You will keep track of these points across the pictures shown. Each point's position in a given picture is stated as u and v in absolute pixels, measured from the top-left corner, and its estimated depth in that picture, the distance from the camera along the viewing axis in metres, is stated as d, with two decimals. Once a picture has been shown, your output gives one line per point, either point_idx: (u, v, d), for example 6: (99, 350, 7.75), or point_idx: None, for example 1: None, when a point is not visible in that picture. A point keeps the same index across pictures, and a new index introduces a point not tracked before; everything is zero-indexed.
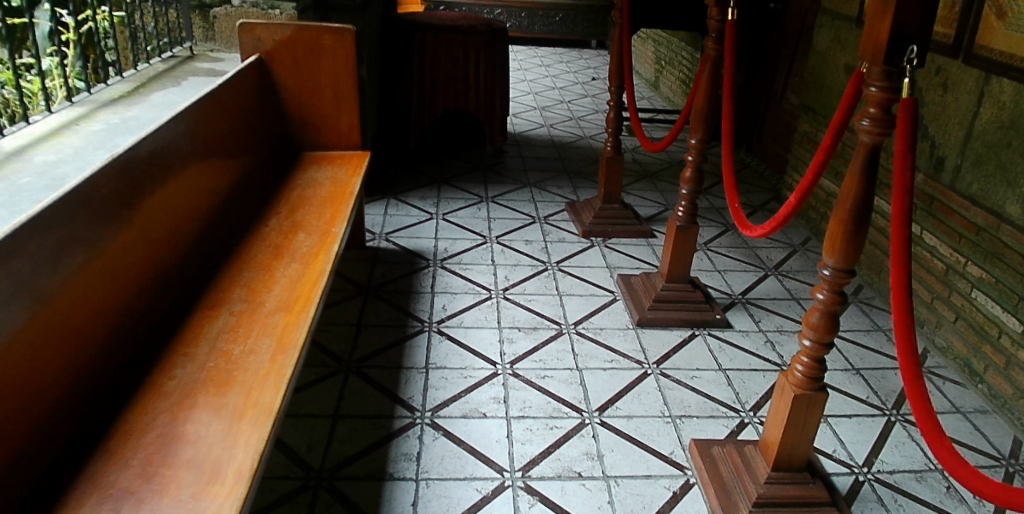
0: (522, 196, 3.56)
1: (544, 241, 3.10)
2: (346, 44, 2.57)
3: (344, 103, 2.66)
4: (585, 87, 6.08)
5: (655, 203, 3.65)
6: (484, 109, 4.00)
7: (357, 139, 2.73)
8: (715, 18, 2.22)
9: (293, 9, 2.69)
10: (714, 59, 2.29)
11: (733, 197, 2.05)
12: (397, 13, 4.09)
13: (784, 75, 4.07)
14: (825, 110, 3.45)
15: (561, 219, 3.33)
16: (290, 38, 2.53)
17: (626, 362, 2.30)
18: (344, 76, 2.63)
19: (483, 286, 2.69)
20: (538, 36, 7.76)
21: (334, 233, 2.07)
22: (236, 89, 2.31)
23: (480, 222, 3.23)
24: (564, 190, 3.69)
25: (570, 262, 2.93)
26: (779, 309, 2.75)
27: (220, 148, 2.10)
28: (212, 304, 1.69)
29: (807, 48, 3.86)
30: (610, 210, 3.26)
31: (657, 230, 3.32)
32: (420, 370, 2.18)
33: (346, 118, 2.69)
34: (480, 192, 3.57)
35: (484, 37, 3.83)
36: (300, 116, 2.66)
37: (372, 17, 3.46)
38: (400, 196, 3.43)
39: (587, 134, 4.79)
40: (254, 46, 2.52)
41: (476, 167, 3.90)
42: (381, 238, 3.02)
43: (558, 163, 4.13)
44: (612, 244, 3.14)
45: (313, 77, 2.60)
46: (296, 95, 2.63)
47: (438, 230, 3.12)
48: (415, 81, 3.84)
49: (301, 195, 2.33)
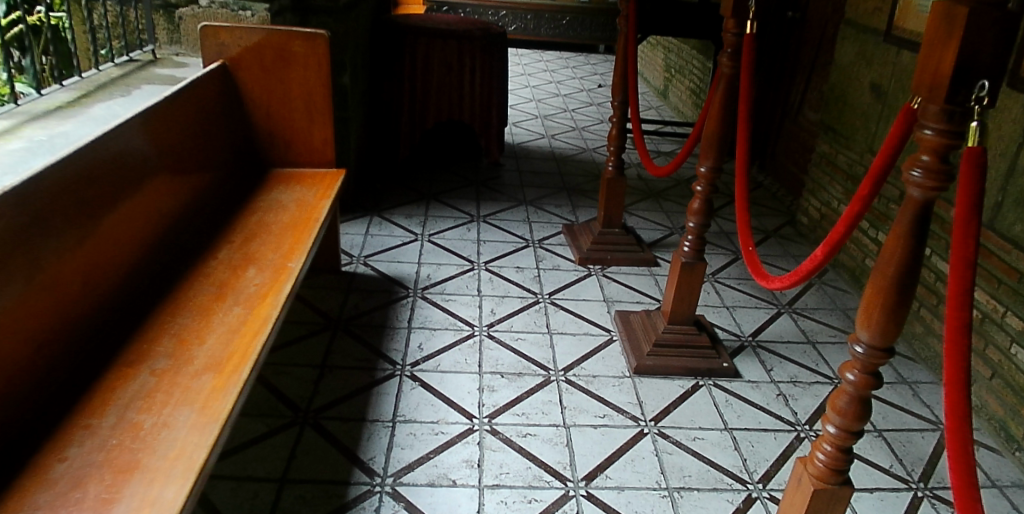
0: (517, 216, 3.31)
1: (537, 269, 2.84)
2: (319, 52, 2.32)
3: (318, 116, 2.42)
4: (590, 95, 5.82)
5: (659, 227, 3.39)
6: (479, 120, 3.75)
7: (331, 156, 2.49)
8: (732, 31, 1.96)
9: (266, 10, 2.49)
10: (730, 77, 2.02)
11: (748, 239, 1.81)
12: (389, 15, 3.85)
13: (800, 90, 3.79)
14: (846, 131, 3.18)
15: (557, 243, 3.08)
16: (258, 44, 2.28)
17: (620, 418, 2.04)
18: (318, 86, 2.39)
19: (465, 320, 2.44)
20: (544, 39, 7.52)
21: (289, 269, 1.82)
22: (192, 100, 2.07)
23: (468, 244, 2.98)
24: (562, 209, 3.44)
25: (564, 294, 2.68)
26: (793, 356, 2.48)
27: (166, 168, 1.86)
28: (132, 359, 1.44)
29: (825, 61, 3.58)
30: (610, 235, 3.00)
31: (661, 257, 3.06)
32: (385, 424, 1.93)
33: (320, 132, 2.45)
34: (471, 209, 3.32)
35: (482, 43, 3.58)
36: (269, 128, 2.42)
37: (358, 20, 3.22)
38: (384, 213, 3.19)
39: (590, 146, 4.53)
40: (218, 52, 2.28)
41: (469, 182, 3.65)
42: (358, 261, 2.77)
43: (557, 178, 3.87)
44: (611, 273, 2.88)
45: (283, 87, 2.36)
46: (265, 107, 2.39)
47: (422, 253, 2.87)
48: (406, 89, 3.59)
49: (259, 220, 2.08)
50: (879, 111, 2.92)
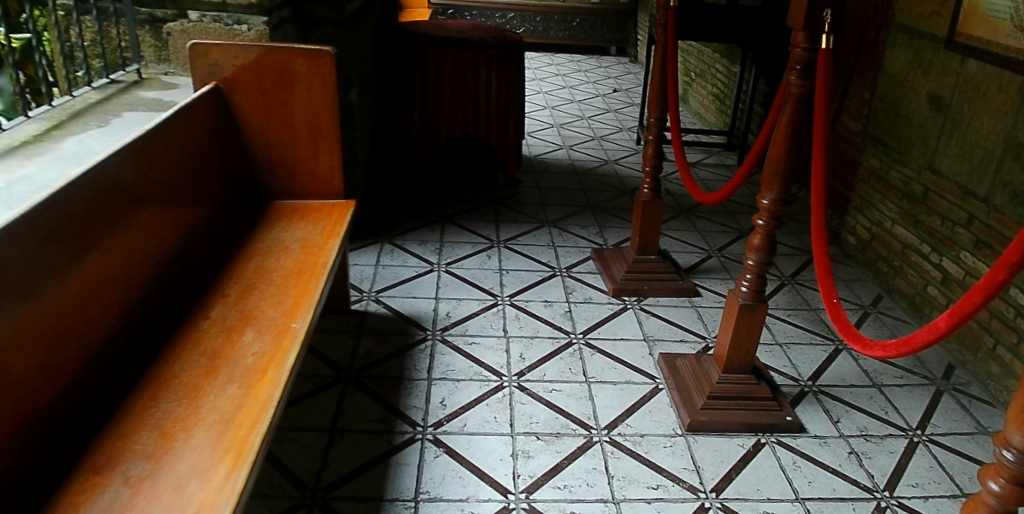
0: (540, 239, 3.05)
1: (567, 303, 2.57)
2: (324, 72, 2.06)
3: (323, 143, 2.16)
4: (606, 100, 5.55)
5: (694, 249, 3.11)
6: (496, 134, 3.48)
7: (339, 186, 2.22)
8: (801, 46, 1.69)
9: (265, 24, 2.26)
10: (798, 98, 1.75)
11: (831, 292, 1.65)
12: (397, 23, 3.60)
13: (838, 97, 3.51)
14: (899, 145, 2.90)
15: (587, 271, 2.81)
16: (255, 63, 2.02)
17: (676, 490, 1.77)
18: (322, 109, 2.12)
19: (492, 369, 2.17)
20: (554, 42, 7.30)
21: (292, 331, 1.57)
22: (181, 131, 1.81)
23: (490, 275, 2.71)
24: (588, 230, 3.17)
25: (599, 333, 2.41)
26: (860, 404, 2.21)
27: (150, 214, 1.60)
28: (103, 462, 1.19)
29: (866, 66, 3.30)
30: (645, 263, 2.72)
31: (701, 286, 2.79)
32: (407, 504, 1.66)
33: (326, 160, 2.18)
34: (491, 233, 3.06)
35: (497, 52, 3.32)
36: (268, 156, 2.16)
37: (364, 30, 2.96)
38: (395, 239, 2.93)
39: (612, 157, 4.26)
40: (210, 72, 2.02)
41: (486, 201, 3.38)
42: (370, 298, 2.51)
43: (580, 195, 3.60)
44: (649, 306, 2.61)
45: (283, 111, 2.10)
46: (263, 133, 2.13)
47: (440, 287, 2.60)
48: (417, 102, 3.33)
49: (258, 266, 1.83)
50: (941, 125, 2.64)
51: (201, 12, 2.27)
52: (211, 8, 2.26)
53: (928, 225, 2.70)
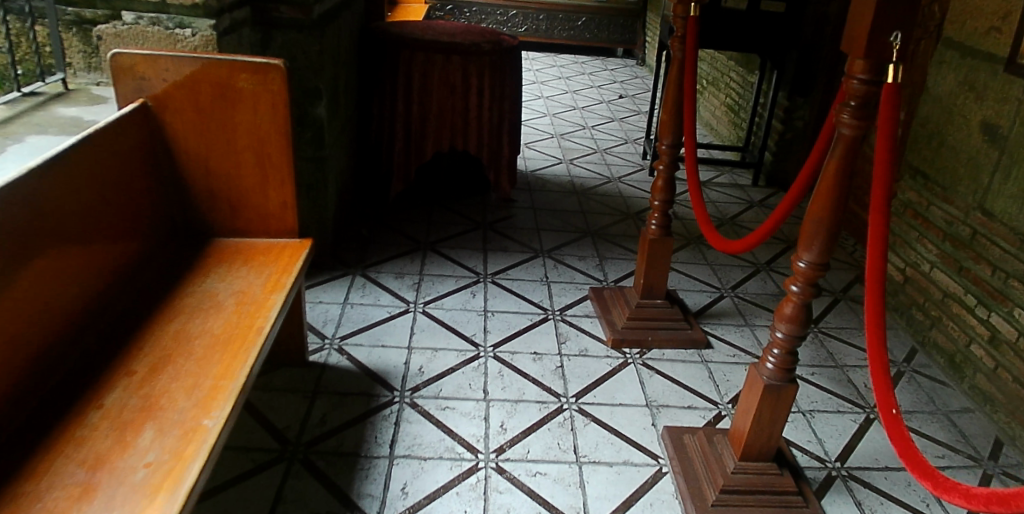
0: (532, 273, 2.72)
1: (559, 356, 2.24)
2: (273, 89, 1.72)
3: (273, 173, 1.81)
4: (611, 108, 5.21)
5: (705, 287, 2.78)
6: (488, 149, 3.16)
7: (293, 224, 1.88)
8: (857, 77, 1.35)
9: (212, 28, 1.95)
10: (851, 139, 1.42)
11: (888, 400, 1.32)
12: (381, 24, 3.27)
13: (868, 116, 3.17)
14: (941, 177, 2.57)
15: (584, 314, 2.48)
16: (191, 78, 1.69)
17: None
18: (272, 134, 1.77)
19: (466, 444, 1.84)
20: (558, 42, 6.97)
21: (201, 431, 1.23)
22: (91, 161, 1.47)
23: (472, 318, 2.38)
24: (587, 263, 2.84)
25: (594, 396, 2.08)
26: (898, 494, 1.89)
27: (37, 271, 1.27)
28: None
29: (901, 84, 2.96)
30: (650, 308, 2.39)
31: (712, 335, 2.46)
32: None
33: (277, 193, 1.84)
34: (478, 265, 2.73)
35: (491, 59, 2.99)
36: (208, 188, 1.83)
37: (340, 32, 2.64)
38: (369, 271, 2.60)
39: (615, 173, 3.92)
40: (138, 87, 1.69)
41: (475, 225, 3.06)
42: (332, 346, 2.18)
43: (579, 218, 3.27)
44: (653, 360, 2.28)
45: (225, 133, 1.76)
46: (201, 159, 1.79)
47: (414, 333, 2.27)
48: (400, 113, 3.01)
49: (178, 330, 1.50)
50: (995, 159, 2.30)
51: (137, 12, 1.95)
52: (150, 9, 1.95)
53: (975, 274, 2.36)
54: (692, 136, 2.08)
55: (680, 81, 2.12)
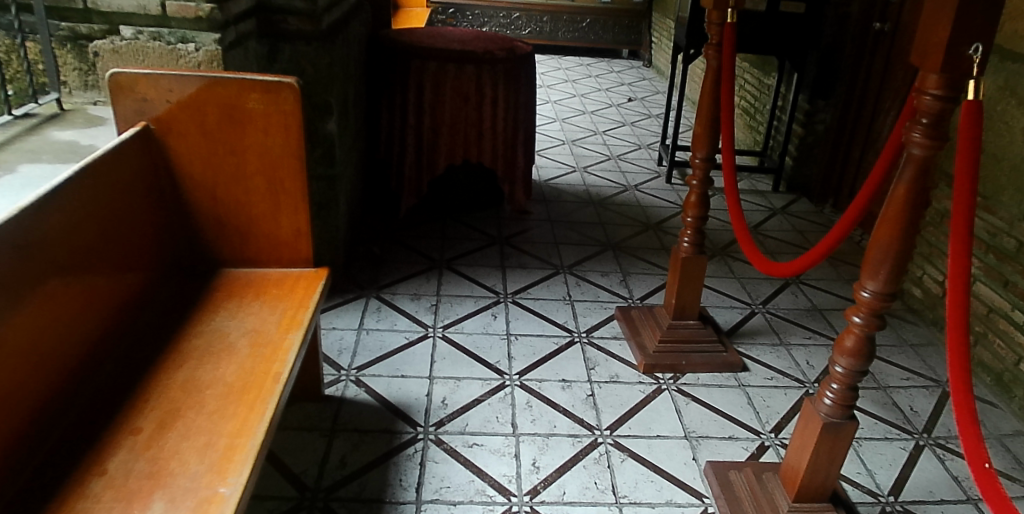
0: (554, 292, 2.59)
1: (589, 383, 2.12)
2: (286, 110, 1.59)
3: (285, 198, 1.69)
4: (621, 112, 5.08)
5: (735, 303, 2.66)
6: (502, 161, 3.03)
7: (307, 252, 1.75)
8: (930, 93, 1.21)
9: (216, 42, 1.84)
10: (923, 161, 1.28)
11: (978, 453, 1.19)
12: (387, 31, 3.14)
13: None
14: (983, 186, 2.44)
15: (611, 336, 2.35)
16: (195, 99, 1.57)
17: None
18: (283, 157, 1.64)
19: (497, 485, 1.72)
20: (562, 43, 6.85)
21: (218, 500, 1.11)
22: (89, 198, 1.35)
23: (495, 343, 2.26)
24: (610, 279, 2.72)
25: (629, 427, 1.95)
26: None
27: (29, 322, 1.15)
28: None
29: None
30: (682, 329, 2.26)
31: (747, 356, 2.34)
32: None
33: (289, 220, 1.71)
34: (497, 284, 2.61)
35: (505, 67, 2.86)
36: (216, 216, 1.70)
37: (347, 42, 2.51)
38: (384, 293, 2.48)
39: (631, 181, 3.80)
40: (138, 109, 1.57)
41: (490, 240, 2.93)
42: (349, 377, 2.05)
43: (598, 230, 3.15)
44: (688, 385, 2.16)
45: (233, 158, 1.64)
46: (207, 185, 1.67)
47: (435, 361, 2.14)
48: (410, 126, 2.89)
49: (189, 380, 1.38)
50: None
51: (136, 27, 1.83)
52: (151, 23, 1.83)
53: None
54: (729, 150, 1.96)
55: (717, 90, 2.00)
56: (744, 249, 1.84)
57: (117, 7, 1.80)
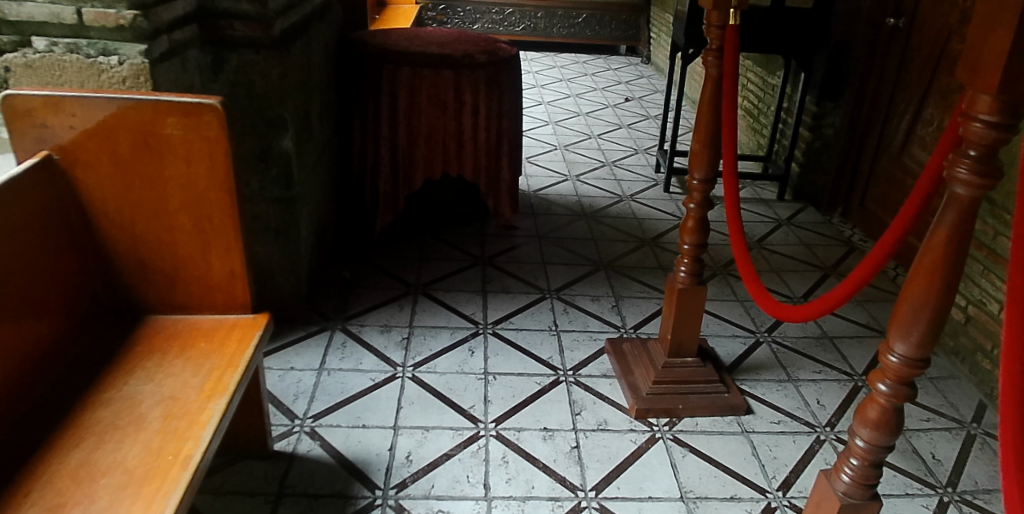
0: (540, 321, 2.36)
1: (575, 431, 1.89)
2: (209, 136, 1.36)
3: (214, 236, 1.45)
4: (618, 113, 4.83)
5: (738, 332, 2.42)
6: (485, 173, 2.80)
7: (243, 296, 1.52)
8: (981, 119, 0.97)
9: (143, 54, 1.61)
10: (969, 203, 1.04)
11: None
12: (360, 34, 2.91)
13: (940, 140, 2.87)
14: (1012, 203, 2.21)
15: (600, 375, 2.12)
16: (104, 125, 1.34)
17: None
18: (210, 190, 1.41)
19: None
20: (557, 40, 6.60)
21: None
22: None
23: (471, 385, 2.03)
24: (601, 305, 2.49)
25: (617, 488, 1.72)
26: None
27: None
28: None
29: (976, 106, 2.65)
30: (678, 368, 2.03)
31: (751, 396, 2.10)
32: None
33: (221, 261, 1.48)
34: (477, 312, 2.38)
35: (486, 72, 2.63)
36: (136, 257, 1.47)
37: (309, 47, 2.28)
38: (351, 325, 2.25)
39: (626, 190, 3.56)
40: (38, 136, 1.34)
41: (472, 260, 2.71)
42: (304, 429, 1.83)
43: (590, 247, 2.92)
44: (684, 433, 1.93)
45: (154, 191, 1.41)
46: (125, 222, 1.43)
47: (402, 409, 1.91)
48: (384, 137, 2.65)
49: (82, 464, 1.15)
50: None
51: (51, 38, 1.60)
52: (66, 33, 1.60)
53: None
54: (732, 170, 1.69)
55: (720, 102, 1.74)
56: (748, 287, 1.60)
57: (28, 15, 1.56)
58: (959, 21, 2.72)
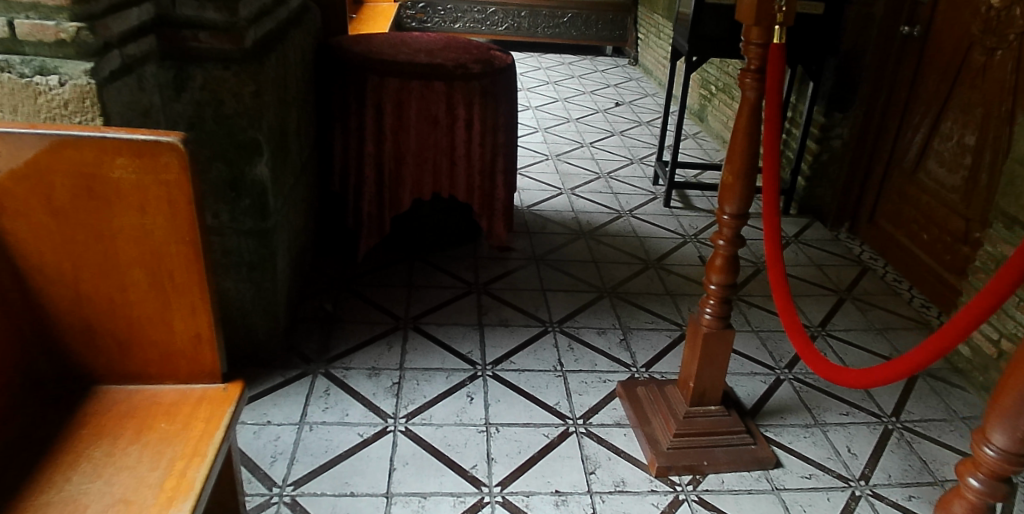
0: (544, 360, 2.15)
1: (590, 494, 1.69)
2: (168, 181, 1.13)
3: (175, 295, 1.22)
4: (609, 119, 4.64)
5: (757, 369, 2.24)
6: (480, 192, 2.59)
7: (211, 363, 1.29)
8: None
9: (89, 74, 1.38)
10: None
11: None
12: (341, 39, 2.67)
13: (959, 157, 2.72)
14: None
15: (614, 424, 1.92)
16: (38, 168, 1.10)
17: None
18: (169, 242, 1.18)
19: None
20: (541, 41, 6.39)
21: None
22: None
23: (472, 439, 1.82)
24: (608, 339, 2.29)
25: None
26: None
27: None
28: None
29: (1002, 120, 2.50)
30: (702, 419, 1.84)
31: (778, 447, 1.92)
32: None
33: (184, 323, 1.25)
34: (474, 351, 2.16)
35: (481, 84, 2.41)
36: (81, 318, 1.24)
37: (285, 58, 2.04)
38: (335, 369, 2.02)
39: (624, 204, 3.37)
40: None
41: (466, 287, 2.50)
42: (282, 498, 1.60)
43: (591, 271, 2.72)
44: (711, 493, 1.73)
45: (101, 243, 1.17)
46: (67, 279, 1.20)
47: (395, 472, 1.69)
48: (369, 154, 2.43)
49: None
50: None
51: None
52: None
53: None
54: (774, 208, 1.56)
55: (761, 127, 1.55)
56: (785, 328, 1.52)
57: None
58: (981, 31, 2.57)
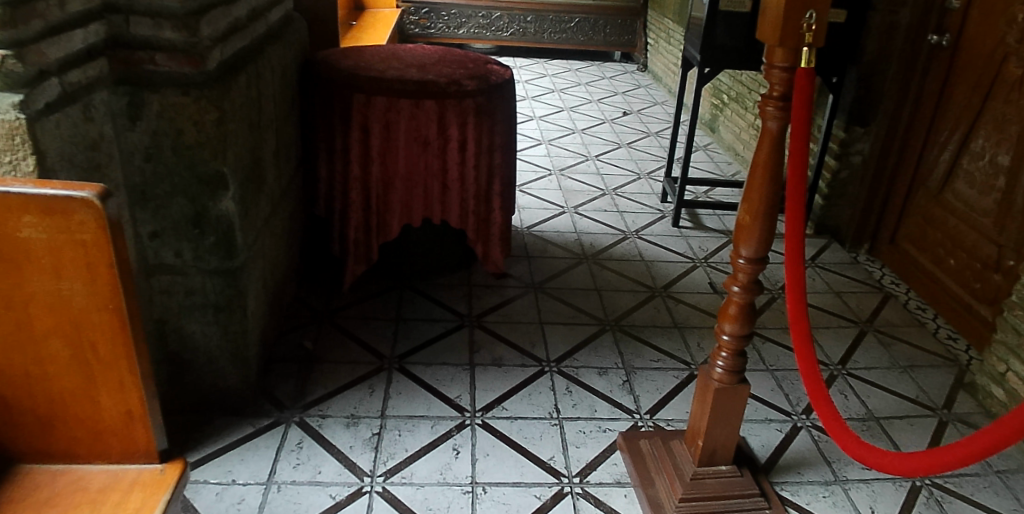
0: (539, 406, 1.98)
1: None
2: (85, 241, 0.97)
3: (101, 367, 1.06)
4: (616, 130, 4.46)
5: (772, 416, 2.05)
6: (474, 217, 2.42)
7: (145, 440, 1.13)
8: None
9: (18, 108, 1.22)
10: None
11: None
12: (329, 53, 2.51)
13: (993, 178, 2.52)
14: None
15: (613, 483, 1.74)
16: None
17: None
18: (91, 309, 1.01)
19: None
20: (547, 46, 6.21)
21: None
22: None
23: (456, 502, 1.65)
24: (610, 382, 2.11)
25: None
26: None
27: None
28: None
29: None
30: (710, 482, 1.66)
31: (794, 509, 1.74)
32: None
33: (113, 398, 1.09)
34: (463, 395, 1.99)
35: (475, 102, 2.24)
36: None
37: (260, 78, 1.88)
38: (310, 418, 1.86)
39: (630, 224, 3.19)
40: None
41: (458, 321, 2.34)
42: None
43: (593, 300, 2.54)
44: None
45: (11, 310, 1.01)
46: None
47: None
48: (354, 178, 2.26)
49: None
50: None
51: None
52: None
53: None
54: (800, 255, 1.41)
55: (784, 162, 1.37)
56: (802, 373, 1.44)
57: None
58: (1017, 41, 2.37)
